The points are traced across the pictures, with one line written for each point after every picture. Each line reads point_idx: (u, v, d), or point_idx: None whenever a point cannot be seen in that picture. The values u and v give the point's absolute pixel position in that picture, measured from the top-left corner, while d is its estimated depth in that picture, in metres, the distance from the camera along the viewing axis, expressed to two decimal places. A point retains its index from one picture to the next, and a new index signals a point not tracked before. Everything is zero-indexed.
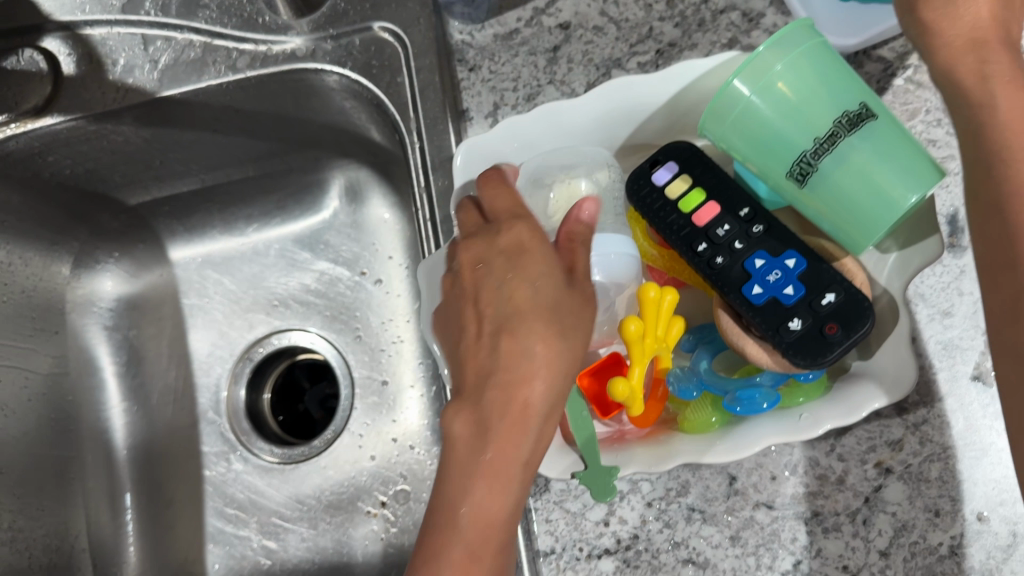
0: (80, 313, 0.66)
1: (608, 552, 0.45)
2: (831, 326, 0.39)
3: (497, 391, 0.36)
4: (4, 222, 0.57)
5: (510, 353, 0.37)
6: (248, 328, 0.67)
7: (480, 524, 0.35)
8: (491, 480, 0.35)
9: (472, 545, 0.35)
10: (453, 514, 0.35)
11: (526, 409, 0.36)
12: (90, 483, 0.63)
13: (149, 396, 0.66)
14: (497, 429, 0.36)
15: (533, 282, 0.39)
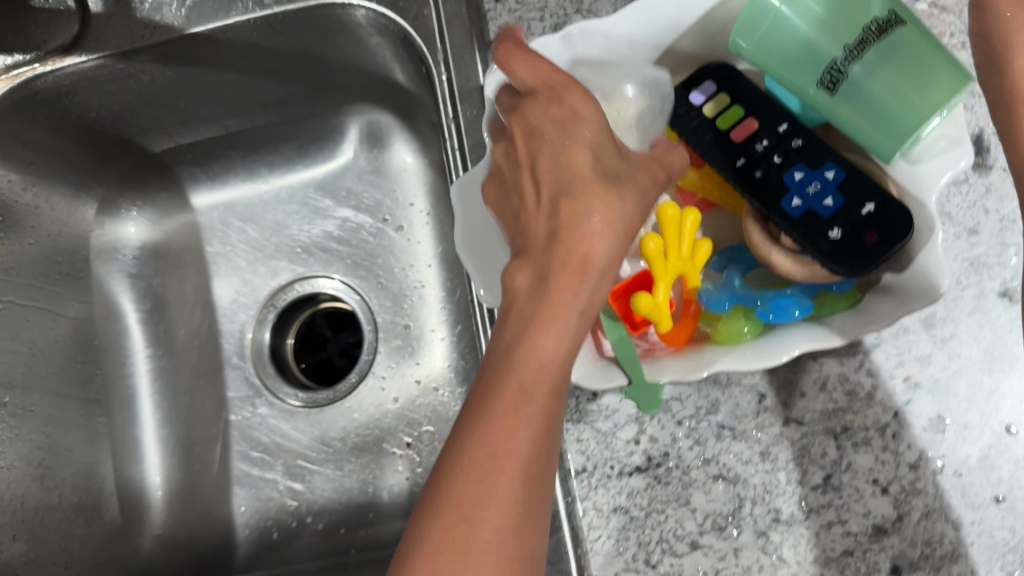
0: (104, 260, 0.66)
1: (639, 469, 0.46)
2: (870, 234, 0.39)
3: (562, 249, 0.35)
4: (32, 162, 0.58)
5: (574, 212, 0.36)
6: (271, 276, 0.67)
7: (534, 384, 0.34)
8: (547, 327, 0.34)
9: (523, 405, 0.34)
10: (505, 372, 0.34)
11: (585, 267, 0.35)
12: (116, 427, 0.63)
13: (173, 342, 0.66)
14: (555, 279, 0.35)
15: (594, 146, 0.38)
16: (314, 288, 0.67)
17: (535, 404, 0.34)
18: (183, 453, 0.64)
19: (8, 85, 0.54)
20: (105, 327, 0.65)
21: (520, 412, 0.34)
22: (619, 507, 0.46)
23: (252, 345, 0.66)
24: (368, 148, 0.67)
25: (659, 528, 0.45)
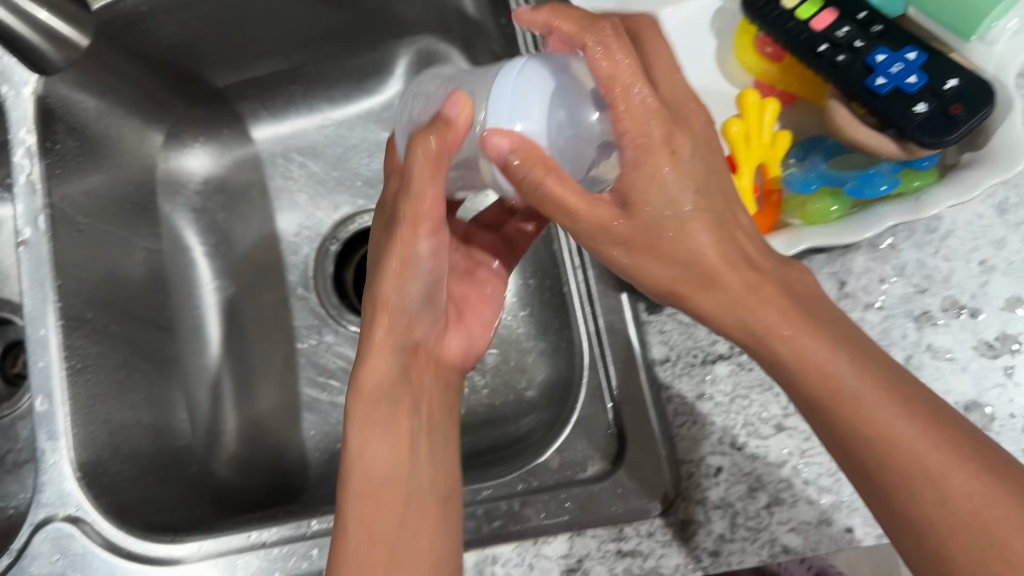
0: (170, 194, 0.67)
1: (722, 357, 0.47)
2: (955, 107, 0.41)
3: (372, 350, 0.42)
4: (106, 90, 0.60)
5: (370, 280, 0.42)
6: (333, 210, 0.69)
7: (382, 418, 0.42)
8: (379, 356, 0.42)
9: (374, 412, 0.42)
10: (359, 438, 0.42)
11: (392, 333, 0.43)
12: (187, 354, 0.64)
13: (240, 274, 0.68)
14: (380, 320, 0.42)
15: (392, 314, 0.42)
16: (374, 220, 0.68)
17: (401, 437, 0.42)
18: (251, 381, 0.65)
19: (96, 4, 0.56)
20: (173, 259, 0.66)
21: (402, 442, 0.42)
22: (704, 394, 0.47)
23: (316, 277, 0.68)
24: None
25: (744, 412, 0.46)
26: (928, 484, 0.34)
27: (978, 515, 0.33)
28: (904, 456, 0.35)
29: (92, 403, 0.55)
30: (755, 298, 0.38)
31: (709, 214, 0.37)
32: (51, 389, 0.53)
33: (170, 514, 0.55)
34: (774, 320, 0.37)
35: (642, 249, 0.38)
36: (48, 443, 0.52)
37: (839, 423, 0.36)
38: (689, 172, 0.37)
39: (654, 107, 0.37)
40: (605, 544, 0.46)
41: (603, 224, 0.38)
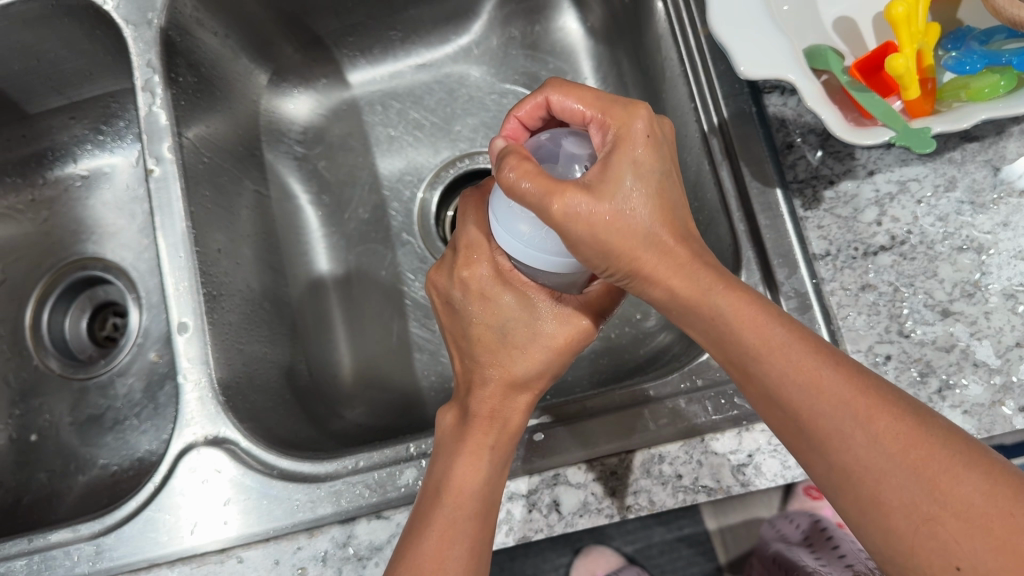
0: (274, 142, 0.67)
1: (884, 249, 0.47)
2: None
3: (507, 341, 0.45)
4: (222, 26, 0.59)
5: (479, 285, 0.46)
6: (434, 154, 0.69)
7: (509, 397, 0.46)
8: (501, 387, 0.46)
9: (508, 394, 0.46)
10: (486, 402, 0.45)
11: (532, 338, 0.45)
12: (298, 298, 0.64)
13: (343, 221, 0.67)
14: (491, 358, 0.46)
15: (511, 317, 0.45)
16: (477, 163, 0.68)
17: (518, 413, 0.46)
18: (361, 324, 0.65)
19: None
20: (279, 204, 0.66)
21: (514, 414, 0.46)
22: (867, 284, 0.47)
23: (421, 220, 0.67)
24: (524, 22, 0.68)
25: (909, 301, 0.46)
26: (859, 428, 0.35)
27: (904, 454, 0.35)
28: (844, 395, 0.36)
29: (227, 331, 0.54)
30: (694, 279, 0.39)
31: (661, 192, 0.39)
32: (187, 314, 0.52)
33: (307, 442, 0.54)
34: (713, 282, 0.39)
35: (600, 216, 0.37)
36: (188, 366, 0.52)
37: (779, 380, 0.37)
38: (655, 159, 0.39)
39: (626, 105, 0.40)
40: (775, 438, 0.46)
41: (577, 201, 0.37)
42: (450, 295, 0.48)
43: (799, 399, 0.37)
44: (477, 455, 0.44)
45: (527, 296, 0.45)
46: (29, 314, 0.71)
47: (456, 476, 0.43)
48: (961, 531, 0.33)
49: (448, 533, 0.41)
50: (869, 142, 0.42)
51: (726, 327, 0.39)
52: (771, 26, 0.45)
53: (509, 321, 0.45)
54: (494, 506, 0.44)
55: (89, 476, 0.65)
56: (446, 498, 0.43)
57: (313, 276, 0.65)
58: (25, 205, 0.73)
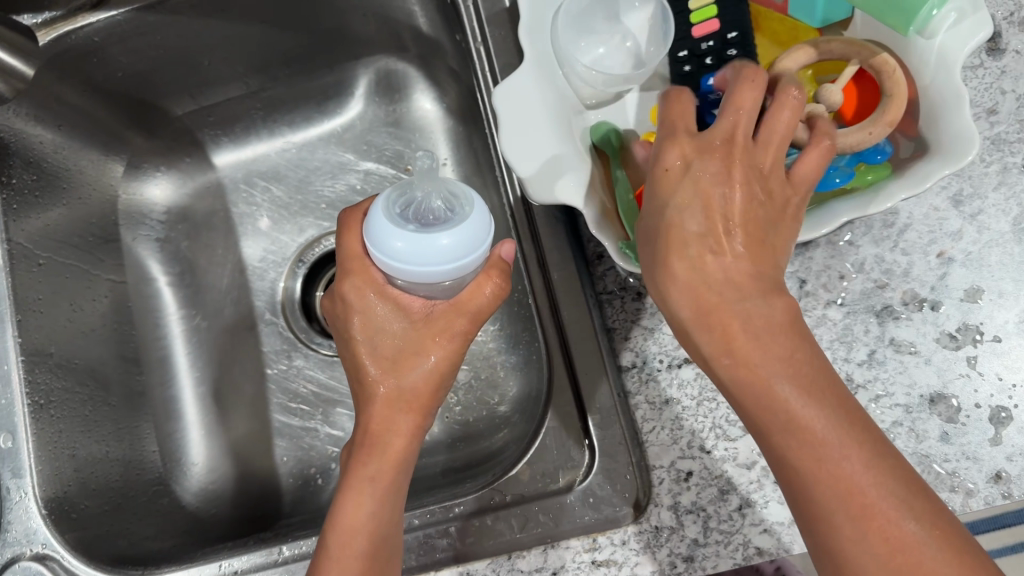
0: (133, 224, 0.66)
1: (688, 360, 0.47)
2: None
3: (388, 357, 0.45)
4: (62, 119, 0.59)
5: (356, 284, 0.45)
6: (298, 233, 0.68)
7: (386, 421, 0.44)
8: (390, 402, 0.44)
9: (393, 410, 0.44)
10: (369, 427, 0.44)
11: (403, 349, 0.45)
12: (154, 387, 0.63)
13: (206, 303, 0.67)
14: (375, 358, 0.45)
15: (389, 333, 0.45)
16: None
17: (401, 434, 0.45)
18: (219, 409, 0.65)
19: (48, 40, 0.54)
20: (138, 289, 0.65)
21: (399, 427, 0.45)
22: (670, 398, 0.47)
23: (284, 303, 0.67)
24: (385, 99, 0.68)
25: (712, 415, 0.46)
26: (842, 500, 0.35)
27: (890, 551, 0.34)
28: (854, 486, 0.35)
29: (58, 439, 0.54)
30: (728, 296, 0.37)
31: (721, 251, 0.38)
32: (13, 426, 0.52)
33: (142, 549, 0.54)
34: (755, 354, 0.37)
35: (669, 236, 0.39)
36: (12, 482, 0.51)
37: (783, 439, 0.36)
38: (739, 181, 0.38)
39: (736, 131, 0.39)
40: (579, 555, 0.45)
41: (687, 231, 0.38)
42: (335, 314, 0.47)
43: (788, 434, 0.36)
44: (362, 489, 0.44)
45: (400, 310, 0.45)
46: None
47: (346, 520, 0.43)
48: None
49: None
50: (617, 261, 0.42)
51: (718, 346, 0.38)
52: (559, 144, 0.45)
53: (388, 335, 0.45)
54: (387, 547, 0.43)
55: None
56: (332, 541, 0.43)
57: (172, 360, 0.65)
58: None
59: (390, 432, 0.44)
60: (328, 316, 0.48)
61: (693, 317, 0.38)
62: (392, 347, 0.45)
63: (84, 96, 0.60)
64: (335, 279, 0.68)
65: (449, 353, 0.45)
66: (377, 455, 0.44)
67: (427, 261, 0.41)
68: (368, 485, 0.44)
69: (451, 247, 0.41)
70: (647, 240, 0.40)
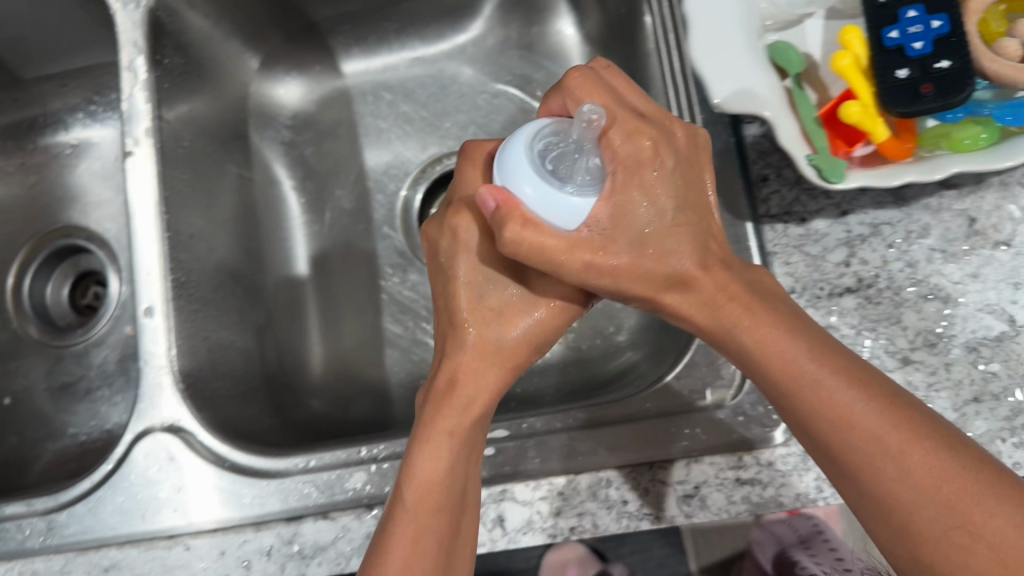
0: (262, 124, 0.67)
1: (850, 291, 0.46)
2: (926, 87, 0.43)
3: (480, 307, 0.43)
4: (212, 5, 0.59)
5: (455, 237, 0.45)
6: (422, 149, 0.68)
7: (460, 370, 0.43)
8: (484, 353, 0.43)
9: (482, 364, 0.43)
10: (456, 375, 0.43)
11: (509, 302, 0.44)
12: (274, 284, 0.64)
13: (326, 210, 0.67)
14: (480, 302, 0.43)
15: (491, 284, 0.44)
16: None
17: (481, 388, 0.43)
18: (333, 314, 0.65)
19: None
20: (262, 189, 0.66)
21: (479, 382, 0.43)
22: (830, 326, 0.46)
23: (403, 216, 0.67)
24: (522, 22, 0.67)
25: (870, 346, 0.46)
26: (891, 462, 0.36)
27: (936, 487, 0.35)
28: (877, 432, 0.37)
29: (192, 320, 0.54)
30: (721, 294, 0.40)
31: (636, 267, 0.39)
32: (154, 300, 0.52)
33: (265, 435, 0.55)
34: (740, 317, 0.40)
35: (628, 244, 0.38)
36: (151, 353, 0.52)
37: (807, 412, 0.38)
38: (669, 186, 0.39)
39: (628, 131, 0.40)
40: (723, 471, 0.46)
41: (589, 262, 0.38)
42: (440, 246, 0.46)
43: (810, 419, 0.39)
44: (433, 436, 0.42)
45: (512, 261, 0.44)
46: (11, 279, 0.72)
47: (418, 469, 0.41)
48: (993, 564, 0.34)
49: (415, 530, 0.40)
50: (805, 172, 0.42)
51: (745, 338, 0.40)
52: (748, 53, 0.44)
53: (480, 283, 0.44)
54: (461, 497, 0.42)
55: (58, 444, 0.67)
56: (407, 488, 0.41)
57: (291, 262, 0.66)
58: (14, 168, 0.73)
59: (485, 387, 0.43)
60: (429, 245, 0.47)
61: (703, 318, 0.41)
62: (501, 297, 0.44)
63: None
64: None
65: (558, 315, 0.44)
66: (463, 409, 0.42)
67: (554, 213, 0.39)
68: (448, 438, 0.42)
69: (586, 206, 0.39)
70: (601, 276, 0.39)
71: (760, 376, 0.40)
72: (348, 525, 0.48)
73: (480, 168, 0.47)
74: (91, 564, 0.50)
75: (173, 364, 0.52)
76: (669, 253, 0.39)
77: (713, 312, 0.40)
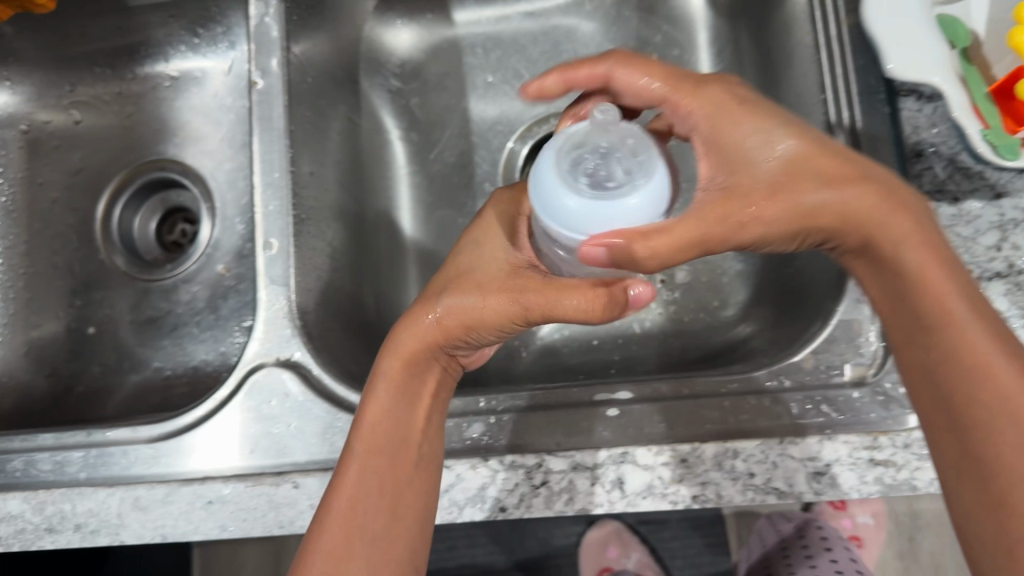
0: (371, 70, 0.66)
1: (999, 276, 0.45)
2: None
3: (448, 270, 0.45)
4: None
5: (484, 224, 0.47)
6: (530, 108, 0.67)
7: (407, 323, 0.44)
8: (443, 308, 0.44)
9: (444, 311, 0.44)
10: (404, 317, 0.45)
11: (474, 265, 0.45)
12: (378, 232, 0.63)
13: (429, 162, 0.67)
14: (453, 264, 0.46)
15: (473, 251, 0.46)
16: None
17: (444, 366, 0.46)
18: (432, 267, 0.64)
19: None
20: (368, 135, 0.65)
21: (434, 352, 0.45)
22: None
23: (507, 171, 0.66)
24: None
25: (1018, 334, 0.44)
26: (1014, 425, 0.35)
27: None
28: (1010, 392, 0.35)
29: (306, 259, 0.53)
30: (882, 212, 0.38)
31: (787, 196, 0.38)
32: (274, 232, 0.52)
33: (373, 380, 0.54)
34: (907, 235, 0.38)
35: (723, 194, 0.39)
36: (270, 286, 0.52)
37: (945, 344, 0.37)
38: (770, 113, 0.40)
39: (692, 79, 0.42)
40: (856, 451, 0.45)
41: (753, 215, 0.38)
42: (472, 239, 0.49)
43: (943, 355, 0.38)
44: (379, 381, 0.44)
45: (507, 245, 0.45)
46: (101, 208, 0.72)
47: (366, 410, 0.44)
48: None
49: (362, 471, 0.42)
50: (980, 151, 0.42)
51: (897, 258, 0.39)
52: (927, 23, 0.43)
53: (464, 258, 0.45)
54: (416, 445, 0.43)
55: (142, 376, 0.68)
56: (359, 434, 0.43)
57: (392, 211, 0.65)
58: (111, 97, 0.73)
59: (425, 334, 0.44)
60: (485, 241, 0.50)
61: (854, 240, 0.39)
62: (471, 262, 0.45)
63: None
64: None
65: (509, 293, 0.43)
66: (414, 344, 0.44)
67: (611, 224, 0.36)
68: (393, 382, 0.44)
69: (639, 208, 0.35)
70: (746, 228, 0.38)
71: (901, 306, 0.39)
72: (462, 473, 0.47)
73: (586, 70, 0.43)
74: (196, 495, 0.49)
75: (272, 304, 0.52)
76: (790, 182, 0.38)
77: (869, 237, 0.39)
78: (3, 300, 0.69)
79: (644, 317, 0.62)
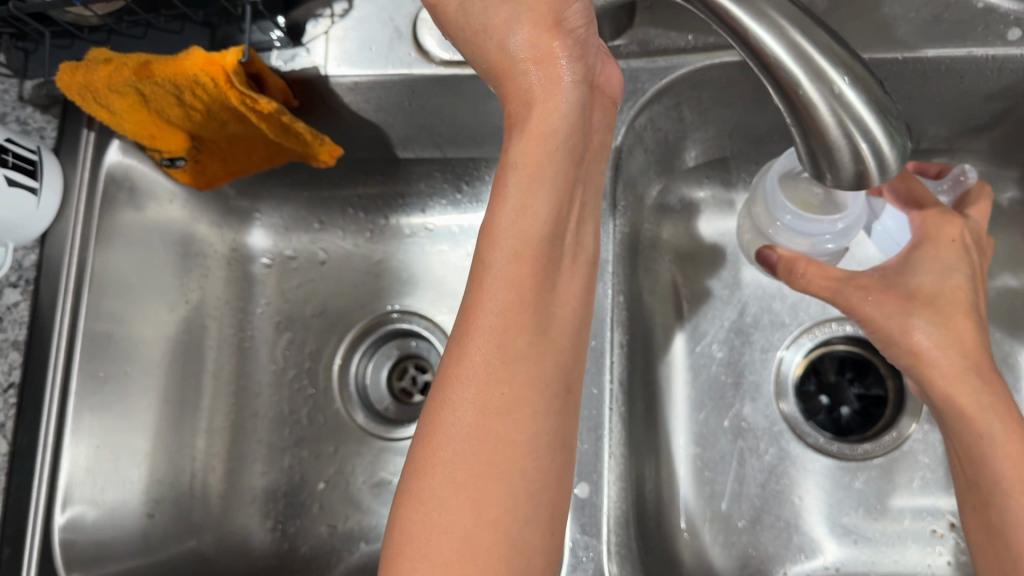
0: (650, 257, 0.64)
1: None
2: None
3: (523, 220, 0.38)
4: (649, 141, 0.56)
5: (552, 72, 0.40)
6: (810, 311, 0.64)
7: (523, 271, 0.38)
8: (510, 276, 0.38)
9: (525, 265, 0.38)
10: (477, 291, 0.38)
11: (518, 192, 0.39)
12: (650, 434, 0.60)
13: (698, 357, 0.63)
14: (516, 177, 0.39)
15: (529, 135, 0.39)
16: (846, 329, 0.63)
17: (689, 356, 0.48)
18: (697, 475, 0.61)
19: (706, 64, 0.51)
20: (645, 327, 0.62)
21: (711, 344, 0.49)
22: None
23: (779, 375, 0.63)
24: None
25: None
26: None
27: None
28: None
29: (615, 496, 0.49)
30: (972, 389, 0.47)
31: (905, 307, 0.49)
32: (590, 475, 0.48)
33: None
34: (978, 402, 0.47)
35: (886, 293, 0.50)
36: (582, 537, 0.47)
37: (993, 485, 0.46)
38: (957, 256, 0.50)
39: (946, 212, 0.52)
40: None
41: (870, 297, 0.50)
42: (509, 129, 0.40)
43: (1003, 495, 0.45)
44: (452, 369, 0.37)
45: (530, 130, 0.39)
46: (340, 358, 0.70)
47: (446, 390, 0.37)
48: None
49: (467, 466, 0.35)
50: None
51: (984, 417, 0.47)
52: None
53: (535, 172, 0.39)
54: (529, 464, 0.37)
55: (373, 546, 0.64)
56: (437, 429, 0.36)
57: (659, 410, 0.62)
58: (363, 240, 0.71)
59: (530, 304, 0.38)
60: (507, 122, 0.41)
61: (945, 388, 0.48)
62: (544, 164, 0.39)
63: (674, 120, 0.56)
64: (819, 362, 0.63)
65: (546, 250, 0.39)
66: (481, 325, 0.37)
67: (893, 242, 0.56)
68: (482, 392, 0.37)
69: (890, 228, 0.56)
70: (879, 307, 0.50)
71: (961, 442, 0.48)
72: None
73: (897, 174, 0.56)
74: None
75: (578, 556, 0.47)
76: (916, 312, 0.48)
77: (961, 408, 0.47)
78: (240, 443, 0.67)
79: (930, 561, 0.58)
